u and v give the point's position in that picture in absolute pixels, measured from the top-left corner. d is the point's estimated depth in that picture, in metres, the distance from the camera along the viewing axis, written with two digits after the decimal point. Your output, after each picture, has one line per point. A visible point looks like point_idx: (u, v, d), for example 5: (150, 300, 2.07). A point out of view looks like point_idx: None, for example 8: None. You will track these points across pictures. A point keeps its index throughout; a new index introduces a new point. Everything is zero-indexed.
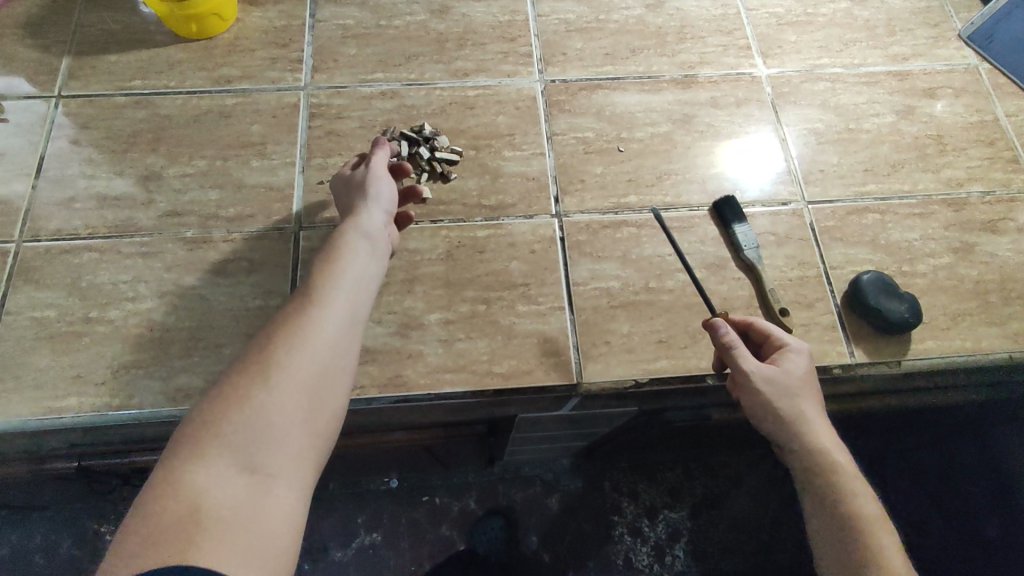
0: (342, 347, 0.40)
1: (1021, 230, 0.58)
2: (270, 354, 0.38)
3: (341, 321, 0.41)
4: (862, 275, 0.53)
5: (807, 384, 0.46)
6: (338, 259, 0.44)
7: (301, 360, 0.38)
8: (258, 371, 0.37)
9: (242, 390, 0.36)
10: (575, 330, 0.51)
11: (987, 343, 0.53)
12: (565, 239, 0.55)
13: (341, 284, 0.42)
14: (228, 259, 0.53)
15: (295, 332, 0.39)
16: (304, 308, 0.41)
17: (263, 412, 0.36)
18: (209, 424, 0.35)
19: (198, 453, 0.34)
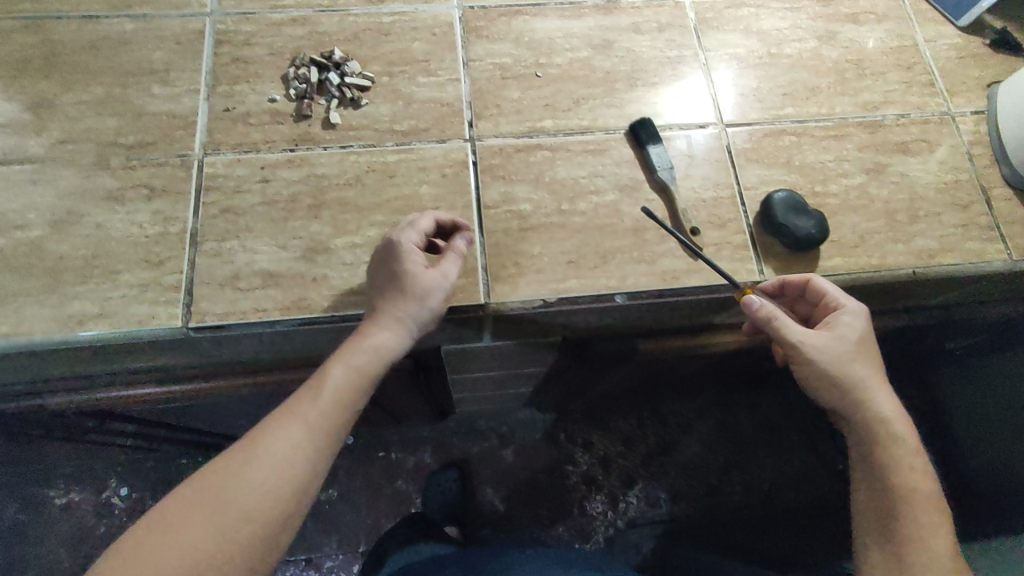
0: (280, 492, 0.42)
1: (933, 151, 0.58)
2: (215, 479, 0.41)
3: (289, 455, 0.42)
4: (773, 194, 0.53)
5: (859, 350, 0.49)
6: (322, 378, 0.45)
7: (235, 498, 0.41)
8: (200, 497, 0.41)
9: (179, 514, 0.40)
10: (485, 252, 0.51)
11: (892, 260, 0.54)
12: (478, 163, 0.54)
13: (306, 411, 0.44)
14: (126, 186, 0.50)
15: (245, 460, 0.42)
16: (265, 430, 0.43)
17: (183, 556, 0.39)
18: (185, 498, 0.41)
19: (167, 523, 0.40)
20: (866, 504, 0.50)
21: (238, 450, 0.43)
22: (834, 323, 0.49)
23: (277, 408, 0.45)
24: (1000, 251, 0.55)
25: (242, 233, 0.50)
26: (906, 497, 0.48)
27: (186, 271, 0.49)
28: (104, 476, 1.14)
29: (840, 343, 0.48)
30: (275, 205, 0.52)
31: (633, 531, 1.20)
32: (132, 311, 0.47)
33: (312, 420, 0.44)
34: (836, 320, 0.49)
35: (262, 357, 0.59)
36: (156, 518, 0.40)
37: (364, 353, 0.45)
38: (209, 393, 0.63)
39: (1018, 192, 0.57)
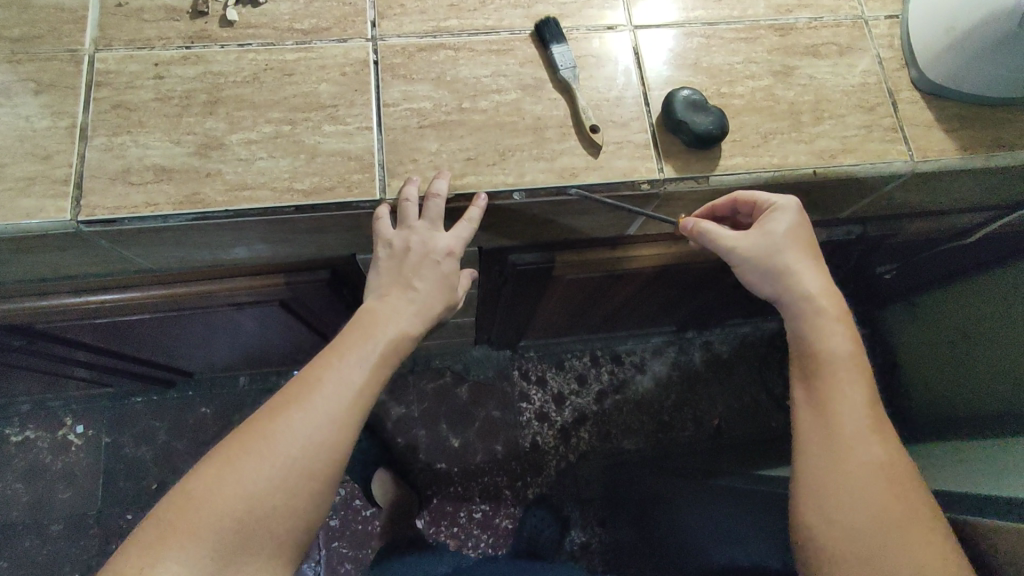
0: (330, 443, 0.43)
1: (842, 54, 0.58)
2: (265, 428, 0.43)
3: (336, 409, 0.44)
4: (676, 91, 0.53)
5: (791, 241, 0.51)
6: (368, 339, 0.47)
7: (284, 446, 0.42)
8: (251, 442, 0.42)
9: (235, 461, 0.42)
10: (382, 149, 0.51)
11: (794, 159, 0.54)
12: (379, 62, 0.54)
13: (346, 366, 0.45)
14: (14, 80, 0.50)
15: (292, 412, 0.43)
16: (312, 383, 0.44)
17: (242, 498, 0.41)
18: (239, 441, 0.43)
19: (225, 463, 0.42)
20: (800, 383, 0.50)
21: (284, 398, 0.44)
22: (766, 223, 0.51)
23: (320, 356, 0.46)
24: (902, 153, 0.55)
25: (133, 128, 0.50)
26: (827, 363, 0.49)
27: (75, 166, 0.48)
28: (59, 416, 1.19)
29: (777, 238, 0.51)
30: (168, 102, 0.51)
31: (585, 463, 1.23)
32: (19, 204, 0.47)
33: (354, 376, 0.45)
34: (771, 217, 0.51)
35: (176, 264, 0.59)
36: (213, 461, 0.42)
37: (400, 328, 0.48)
38: (128, 305, 0.64)
39: (926, 97, 0.57)
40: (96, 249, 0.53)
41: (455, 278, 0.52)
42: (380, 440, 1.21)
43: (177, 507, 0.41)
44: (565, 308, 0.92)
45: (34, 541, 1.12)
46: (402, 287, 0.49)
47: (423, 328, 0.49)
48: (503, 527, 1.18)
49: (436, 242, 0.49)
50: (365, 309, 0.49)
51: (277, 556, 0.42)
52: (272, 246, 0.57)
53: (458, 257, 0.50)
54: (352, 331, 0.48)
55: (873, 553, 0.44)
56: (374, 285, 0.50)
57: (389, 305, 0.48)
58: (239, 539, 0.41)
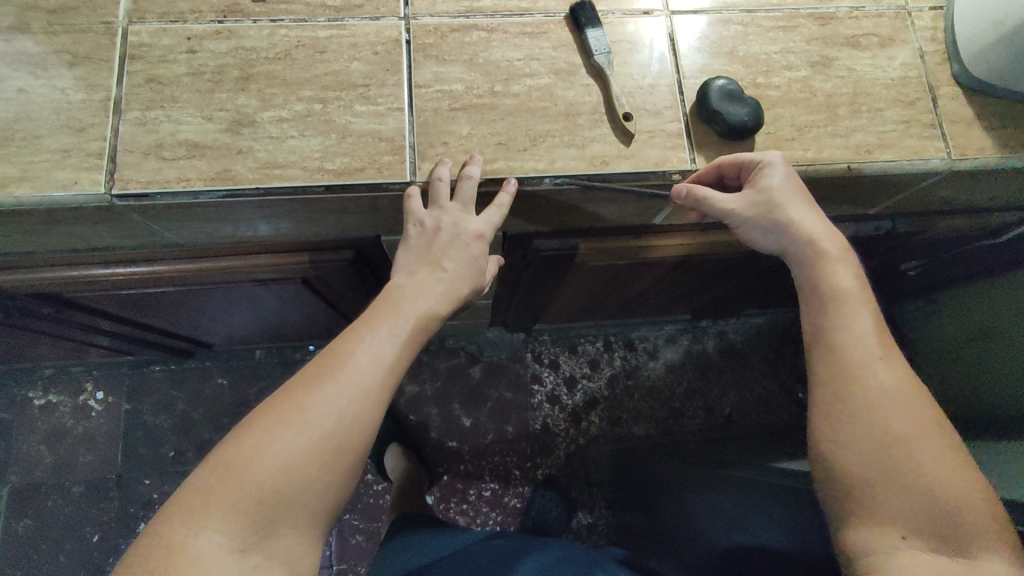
0: (365, 416, 0.44)
1: (883, 46, 0.57)
2: (301, 401, 0.43)
3: (370, 383, 0.44)
4: (712, 80, 0.52)
5: (790, 194, 0.49)
6: (398, 316, 0.47)
7: (322, 419, 0.42)
8: (287, 415, 0.42)
9: (273, 433, 0.42)
10: (413, 131, 0.51)
11: (828, 153, 0.53)
12: (411, 41, 0.53)
13: (379, 341, 0.46)
14: (50, 51, 0.50)
15: (327, 385, 0.43)
16: (344, 356, 0.45)
17: (281, 469, 0.41)
18: (275, 414, 0.42)
19: (263, 437, 0.42)
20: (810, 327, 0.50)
21: (315, 371, 0.44)
22: (758, 181, 0.49)
23: (349, 330, 0.47)
24: (939, 150, 0.54)
25: (166, 103, 0.50)
26: (842, 300, 0.48)
27: (109, 139, 0.49)
28: (81, 382, 1.22)
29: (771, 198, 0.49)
30: (200, 77, 0.51)
31: (594, 447, 1.24)
32: (55, 175, 0.48)
33: (385, 351, 0.46)
34: (760, 174, 0.49)
35: (203, 240, 0.60)
36: (249, 433, 0.42)
37: (428, 307, 0.48)
38: (155, 278, 0.65)
39: (967, 93, 0.55)
40: (127, 223, 0.53)
41: (483, 261, 0.52)
42: (393, 416, 1.22)
43: (214, 478, 0.41)
44: (584, 293, 0.92)
45: (57, 501, 1.15)
46: (431, 267, 0.50)
47: (449, 308, 0.50)
48: (512, 506, 1.20)
49: (468, 224, 0.49)
50: (394, 286, 0.50)
51: (314, 525, 0.43)
52: (299, 225, 0.57)
53: (488, 241, 0.50)
54: (381, 304, 0.48)
55: (890, 474, 0.44)
56: (403, 261, 0.51)
57: (417, 283, 0.49)
58: (279, 509, 0.41)
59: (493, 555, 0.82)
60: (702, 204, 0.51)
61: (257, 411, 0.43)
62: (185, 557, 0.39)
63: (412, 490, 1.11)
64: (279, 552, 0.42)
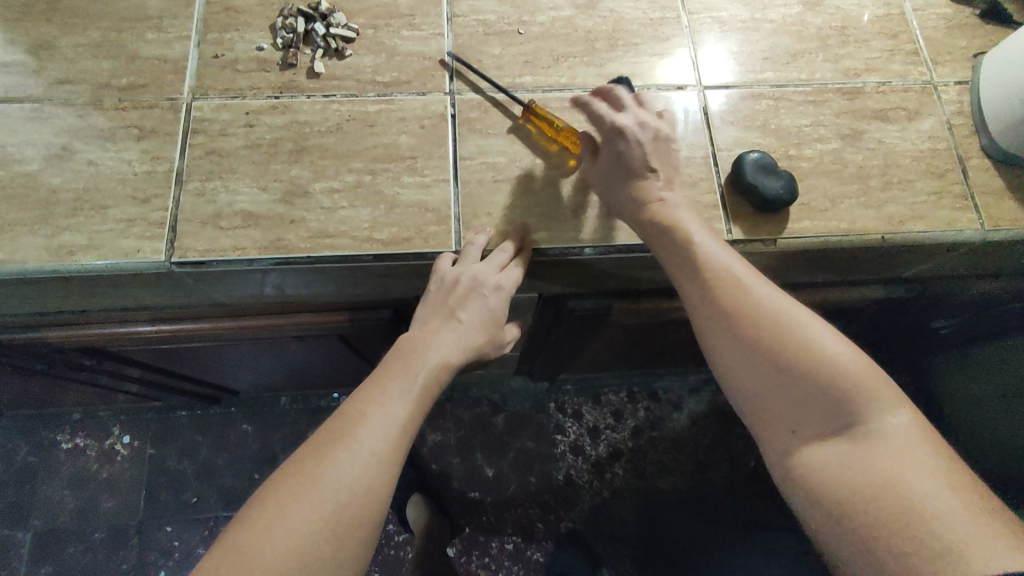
0: (379, 481, 0.42)
1: (911, 119, 0.58)
2: (311, 472, 0.41)
3: (382, 447, 0.43)
4: (746, 153, 0.53)
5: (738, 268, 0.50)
6: (410, 372, 0.47)
7: (335, 488, 0.40)
8: (297, 489, 0.40)
9: (282, 510, 0.39)
10: (458, 202, 0.53)
11: (863, 224, 0.55)
12: (456, 115, 0.56)
13: (390, 400, 0.45)
14: (119, 125, 0.53)
15: (336, 452, 0.42)
16: (354, 421, 0.43)
17: (292, 548, 0.38)
18: (283, 490, 0.40)
19: (272, 517, 0.39)
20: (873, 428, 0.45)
21: (325, 439, 0.43)
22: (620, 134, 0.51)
23: (359, 392, 0.46)
24: (973, 221, 0.55)
25: (226, 174, 0.53)
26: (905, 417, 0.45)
27: (171, 209, 0.51)
28: (107, 427, 1.23)
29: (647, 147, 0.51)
30: (257, 149, 0.54)
31: (618, 501, 1.22)
32: (119, 244, 0.50)
33: (397, 411, 0.45)
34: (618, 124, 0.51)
35: (248, 300, 0.61)
36: (257, 513, 0.39)
37: (442, 359, 0.48)
38: (197, 334, 0.66)
39: (997, 164, 0.57)
40: (181, 286, 0.55)
41: (501, 314, 0.51)
42: (415, 465, 1.22)
43: (220, 567, 0.37)
44: (611, 346, 0.93)
45: (78, 548, 1.15)
46: (444, 319, 0.50)
47: (462, 359, 0.50)
48: (535, 560, 1.18)
49: (486, 276, 0.49)
50: (406, 338, 0.50)
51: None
52: (343, 288, 0.59)
53: (506, 293, 0.50)
54: (392, 362, 0.48)
55: None
56: (419, 314, 0.51)
57: (430, 334, 0.49)
58: None
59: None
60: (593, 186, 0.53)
61: (263, 489, 0.41)
62: None
63: (435, 542, 1.11)
64: None
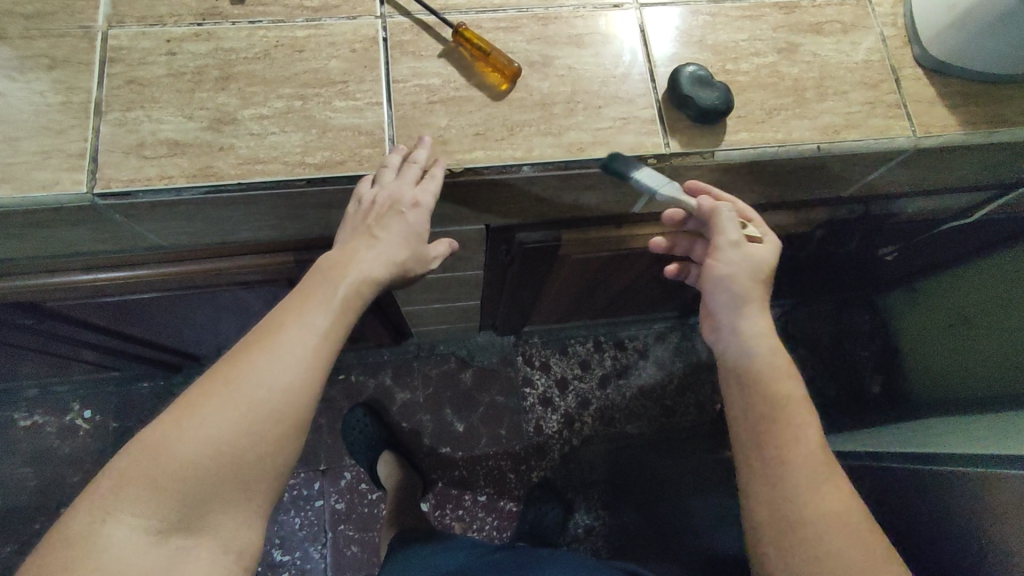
0: (297, 390, 0.43)
1: (847, 32, 0.58)
2: (226, 376, 0.42)
3: (301, 354, 0.43)
4: (682, 67, 0.53)
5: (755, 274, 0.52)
6: (331, 285, 0.46)
7: (249, 391, 0.42)
8: (211, 391, 0.41)
9: (194, 410, 0.41)
10: (392, 124, 0.52)
11: (799, 135, 0.55)
12: (388, 39, 0.54)
13: (310, 310, 0.45)
14: (29, 55, 0.50)
15: (254, 358, 0.42)
16: (273, 329, 0.44)
17: (201, 446, 0.40)
18: (198, 393, 0.42)
19: (183, 418, 0.41)
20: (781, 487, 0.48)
21: (244, 346, 0.43)
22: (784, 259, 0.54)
23: (284, 302, 0.46)
24: (904, 128, 0.56)
25: (147, 103, 0.51)
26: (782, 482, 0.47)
27: (90, 139, 0.49)
28: (67, 402, 1.21)
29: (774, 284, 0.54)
30: (180, 77, 0.51)
31: (588, 448, 1.24)
32: (35, 176, 0.48)
33: (319, 321, 0.45)
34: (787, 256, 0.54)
35: (186, 242, 0.60)
36: (170, 411, 0.41)
37: (364, 273, 0.47)
38: (137, 283, 0.64)
39: (929, 73, 0.57)
40: (110, 225, 0.53)
41: (425, 231, 0.50)
42: (385, 424, 1.22)
43: (130, 460, 0.40)
44: (569, 289, 0.93)
45: (43, 523, 1.14)
46: (366, 238, 0.48)
47: (387, 275, 0.49)
48: (508, 511, 1.19)
49: (404, 195, 0.48)
50: (329, 254, 0.49)
51: (245, 504, 0.42)
52: (282, 224, 0.58)
53: (425, 210, 0.49)
54: (319, 276, 0.47)
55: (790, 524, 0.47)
56: (341, 234, 0.50)
57: (352, 250, 0.48)
58: (200, 488, 0.40)
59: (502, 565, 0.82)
60: (730, 227, 0.51)
61: (180, 389, 0.43)
62: (95, 541, 0.38)
63: (405, 501, 1.10)
64: (205, 533, 0.41)
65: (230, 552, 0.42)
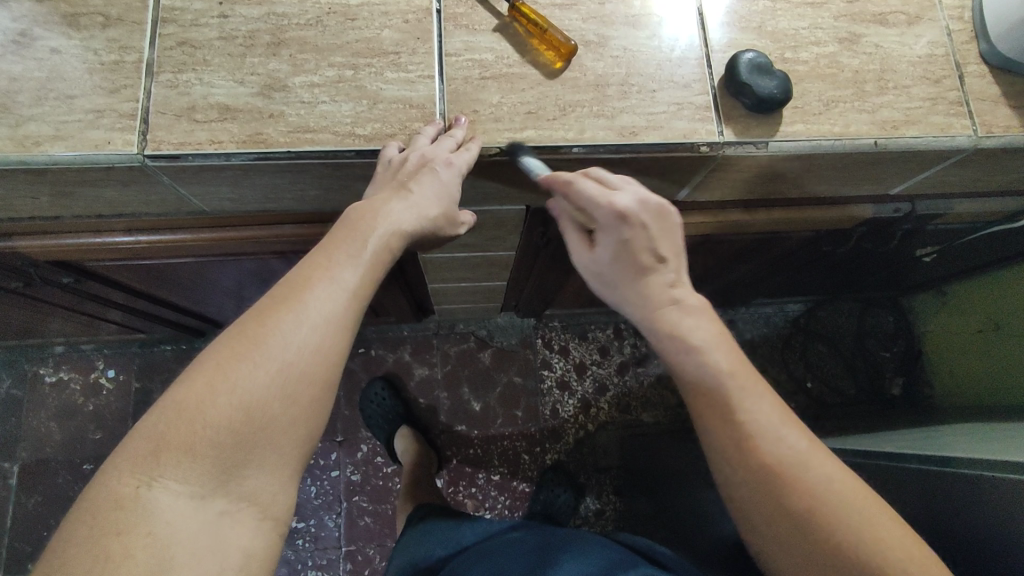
0: (326, 348, 0.43)
1: (911, 24, 0.57)
2: (256, 335, 0.41)
3: (331, 311, 0.44)
4: (740, 54, 0.52)
5: (624, 264, 0.51)
6: (359, 239, 0.46)
7: (280, 350, 0.41)
8: (242, 350, 0.41)
9: (225, 370, 0.40)
10: (444, 99, 0.51)
11: (856, 129, 0.54)
12: (442, 11, 0.53)
13: (338, 266, 0.45)
14: (81, 12, 0.50)
15: (283, 316, 0.42)
16: (302, 286, 0.44)
17: (237, 407, 0.40)
18: (227, 353, 0.41)
19: (214, 379, 0.40)
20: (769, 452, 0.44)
21: (272, 302, 0.43)
22: (625, 222, 0.47)
23: (308, 258, 0.45)
24: (966, 127, 0.54)
25: (199, 66, 0.50)
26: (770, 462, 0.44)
27: (143, 101, 0.49)
28: (92, 360, 1.23)
29: (652, 228, 0.48)
30: (232, 41, 0.51)
31: (602, 433, 1.25)
32: (87, 135, 0.48)
33: (347, 276, 0.45)
34: (622, 213, 0.47)
35: (228, 209, 0.60)
36: (201, 371, 0.41)
37: (393, 228, 0.47)
38: (175, 246, 0.65)
39: (994, 71, 0.55)
40: (157, 187, 0.53)
41: (457, 191, 0.50)
42: (403, 399, 1.23)
43: (165, 423, 0.39)
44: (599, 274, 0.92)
45: (67, 478, 1.17)
46: (397, 190, 0.47)
47: (417, 230, 0.48)
48: (520, 491, 1.20)
49: (435, 153, 0.47)
50: (357, 207, 0.48)
51: (283, 466, 0.43)
52: (326, 195, 0.58)
53: (459, 168, 0.48)
54: (343, 230, 0.47)
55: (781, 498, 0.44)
56: (369, 190, 0.49)
57: (380, 202, 0.47)
58: (237, 451, 0.40)
59: (524, 543, 0.82)
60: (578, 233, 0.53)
61: (206, 348, 0.42)
62: (139, 506, 0.38)
63: (421, 476, 1.11)
64: (245, 497, 0.41)
65: (269, 516, 0.43)
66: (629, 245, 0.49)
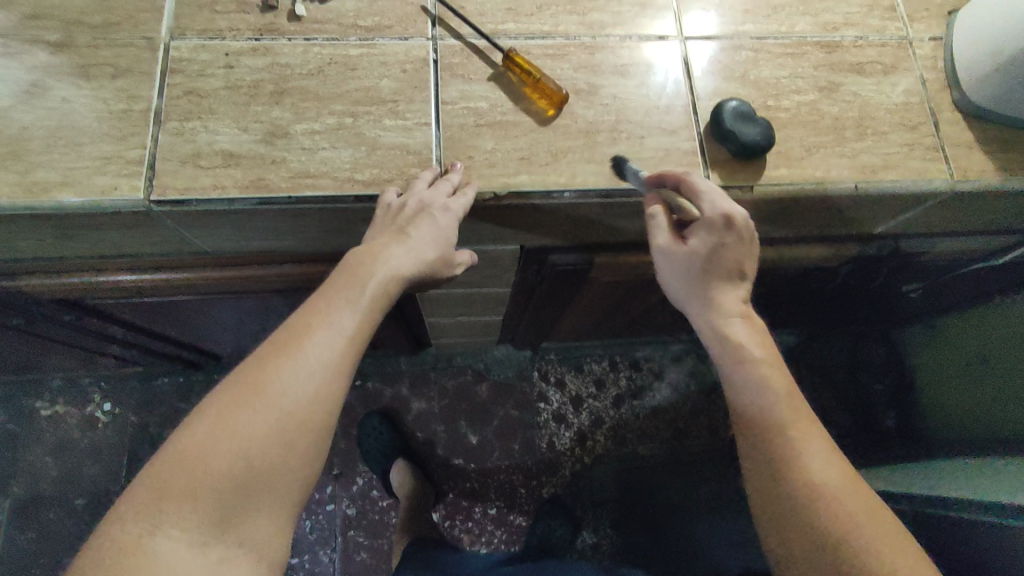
0: (323, 394, 0.44)
1: (887, 73, 0.59)
2: (256, 382, 0.43)
3: (329, 357, 0.45)
4: (724, 102, 0.54)
5: (708, 270, 0.52)
6: (358, 284, 0.47)
7: (279, 397, 0.42)
8: (244, 397, 0.42)
9: (227, 418, 0.41)
10: (440, 145, 0.53)
11: (837, 173, 0.56)
12: (438, 61, 0.55)
13: (336, 313, 0.46)
14: (93, 63, 0.52)
15: (282, 363, 0.43)
16: (302, 332, 0.45)
17: (237, 454, 0.41)
18: (228, 401, 0.42)
19: (216, 427, 0.41)
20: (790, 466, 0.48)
21: (272, 349, 0.44)
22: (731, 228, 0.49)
23: (309, 305, 0.47)
24: (943, 171, 0.56)
25: (204, 114, 0.52)
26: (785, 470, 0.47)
27: (149, 147, 0.51)
28: (87, 394, 1.23)
29: (746, 245, 0.50)
30: (237, 90, 0.53)
31: (598, 466, 1.24)
32: (95, 181, 0.49)
33: (345, 322, 0.46)
34: (733, 218, 0.49)
35: (228, 249, 0.61)
36: (203, 420, 0.42)
37: (391, 273, 0.48)
38: (176, 284, 0.66)
39: (967, 118, 0.58)
40: (161, 229, 0.55)
41: (454, 234, 0.51)
42: (399, 432, 1.23)
43: (167, 471, 0.40)
44: (594, 309, 0.93)
45: (59, 513, 1.16)
46: (395, 235, 0.48)
47: (415, 273, 0.49)
48: (517, 525, 1.19)
49: (432, 198, 0.49)
50: (356, 253, 0.49)
51: (281, 511, 0.43)
52: (325, 235, 0.59)
53: (456, 213, 0.49)
54: (343, 276, 0.48)
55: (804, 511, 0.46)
56: (369, 235, 0.50)
57: (379, 248, 0.48)
58: (237, 497, 0.41)
59: None
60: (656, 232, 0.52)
61: (209, 396, 0.43)
62: (142, 553, 0.38)
63: (417, 512, 1.11)
64: (244, 542, 0.41)
65: (266, 560, 0.43)
66: (722, 254, 0.51)
